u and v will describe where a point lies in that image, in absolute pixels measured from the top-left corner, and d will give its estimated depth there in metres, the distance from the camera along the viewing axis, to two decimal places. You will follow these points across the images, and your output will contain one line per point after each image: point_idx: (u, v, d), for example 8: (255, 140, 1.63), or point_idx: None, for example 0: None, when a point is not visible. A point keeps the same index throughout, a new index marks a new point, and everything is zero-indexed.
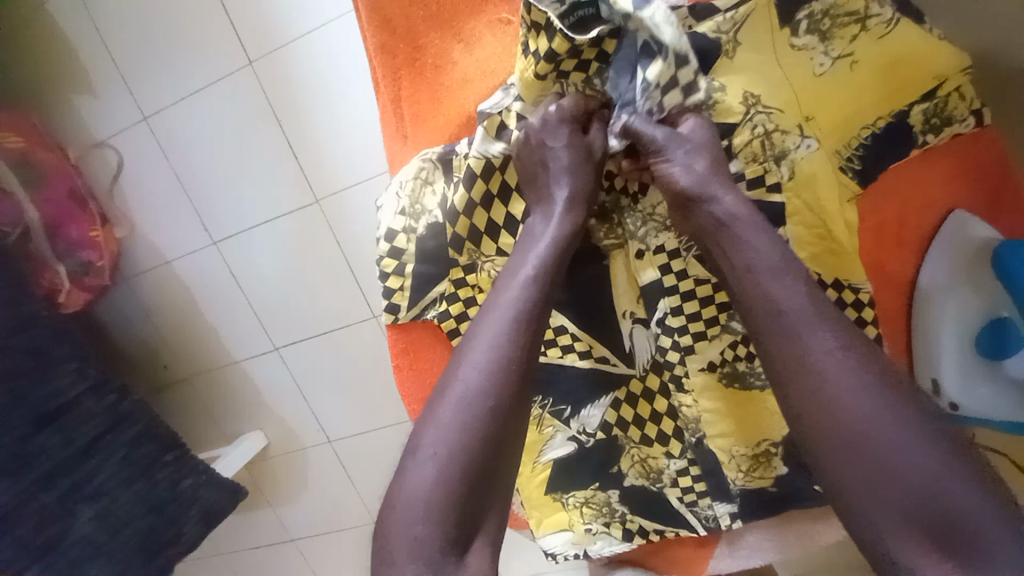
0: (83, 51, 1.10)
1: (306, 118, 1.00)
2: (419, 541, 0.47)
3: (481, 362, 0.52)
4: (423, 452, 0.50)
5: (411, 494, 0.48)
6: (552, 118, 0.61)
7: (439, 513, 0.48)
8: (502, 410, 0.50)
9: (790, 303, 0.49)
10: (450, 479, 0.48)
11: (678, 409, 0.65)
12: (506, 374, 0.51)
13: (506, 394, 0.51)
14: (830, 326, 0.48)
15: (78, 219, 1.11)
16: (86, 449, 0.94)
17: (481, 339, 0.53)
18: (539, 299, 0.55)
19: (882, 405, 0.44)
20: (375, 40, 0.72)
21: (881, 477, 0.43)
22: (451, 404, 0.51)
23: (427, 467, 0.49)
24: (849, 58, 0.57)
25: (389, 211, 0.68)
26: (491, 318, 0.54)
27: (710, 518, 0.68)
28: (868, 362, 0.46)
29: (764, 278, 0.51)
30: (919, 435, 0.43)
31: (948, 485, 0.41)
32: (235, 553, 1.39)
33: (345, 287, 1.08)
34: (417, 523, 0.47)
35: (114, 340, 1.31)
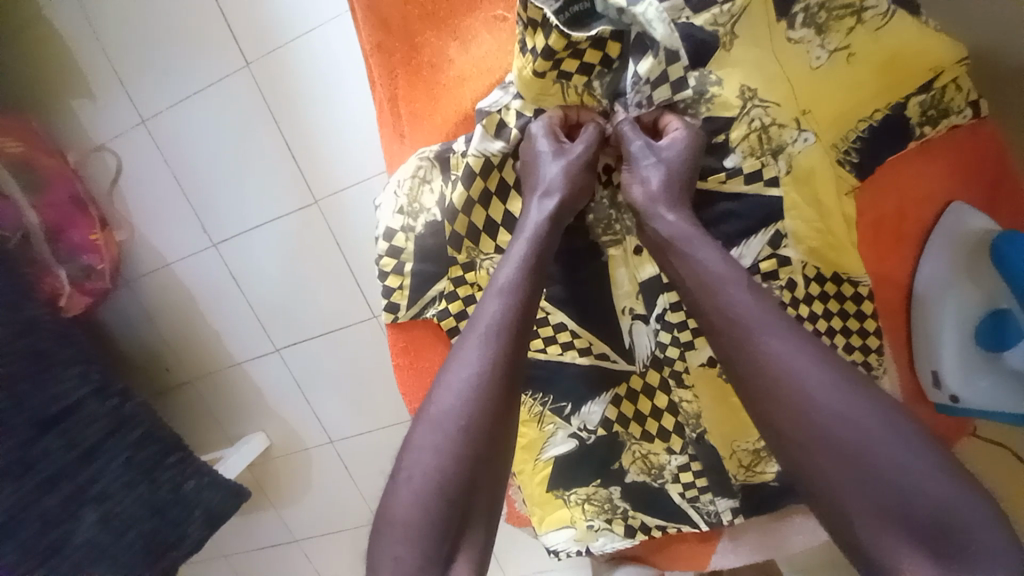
0: (81, 55, 1.11)
1: (303, 118, 1.00)
2: (400, 561, 0.47)
3: (459, 384, 0.52)
4: (401, 475, 0.50)
5: (393, 514, 0.49)
6: (540, 132, 0.62)
7: (418, 534, 0.48)
8: (480, 431, 0.50)
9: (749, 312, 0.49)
10: (427, 501, 0.48)
11: (679, 405, 0.66)
12: (484, 394, 0.51)
13: (484, 415, 0.51)
14: (784, 338, 0.48)
15: (78, 224, 1.11)
16: (89, 452, 0.94)
17: (460, 361, 0.53)
18: (518, 317, 0.55)
19: (844, 419, 0.44)
20: (371, 39, 0.72)
21: (847, 489, 0.43)
22: (428, 427, 0.51)
23: (406, 489, 0.49)
24: (846, 51, 0.57)
25: (387, 210, 0.68)
26: (471, 337, 0.54)
27: (712, 514, 0.68)
28: (825, 374, 0.46)
29: (739, 293, 0.51)
30: (887, 444, 0.42)
31: (917, 493, 0.40)
32: (238, 554, 1.39)
33: (345, 287, 1.08)
34: (398, 544, 0.48)
35: (115, 343, 1.31)
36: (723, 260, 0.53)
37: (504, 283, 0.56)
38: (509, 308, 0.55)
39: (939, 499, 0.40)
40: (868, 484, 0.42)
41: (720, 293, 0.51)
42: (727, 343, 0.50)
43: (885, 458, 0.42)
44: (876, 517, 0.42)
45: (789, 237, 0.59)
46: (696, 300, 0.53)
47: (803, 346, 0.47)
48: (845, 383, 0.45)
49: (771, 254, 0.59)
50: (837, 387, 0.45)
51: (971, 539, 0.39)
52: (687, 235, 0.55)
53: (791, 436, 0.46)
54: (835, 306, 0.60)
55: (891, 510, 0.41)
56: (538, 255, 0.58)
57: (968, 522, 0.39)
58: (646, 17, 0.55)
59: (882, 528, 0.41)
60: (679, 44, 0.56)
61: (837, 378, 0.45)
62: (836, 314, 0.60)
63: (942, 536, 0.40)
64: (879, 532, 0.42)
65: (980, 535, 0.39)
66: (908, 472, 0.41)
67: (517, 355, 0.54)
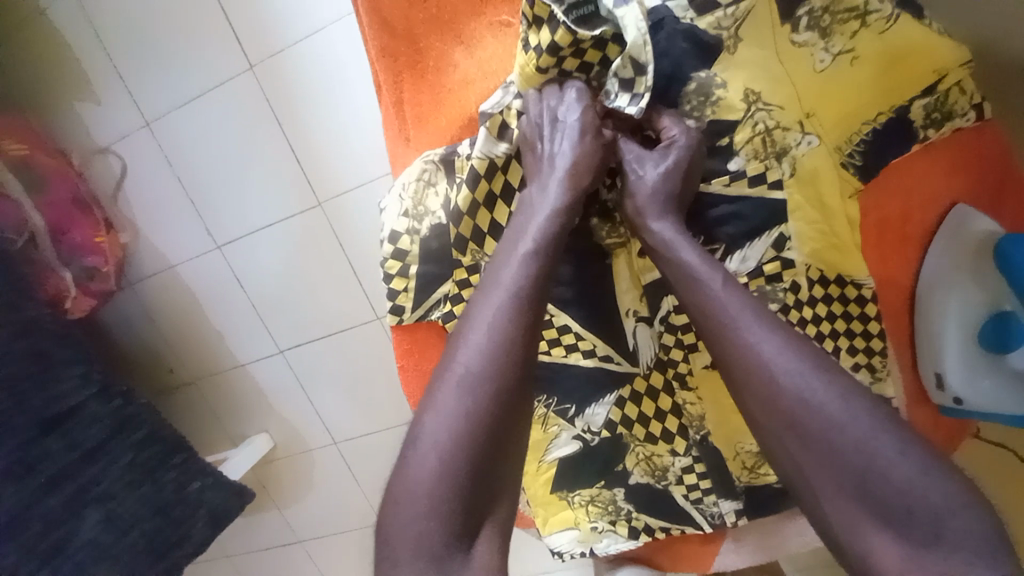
0: (85, 57, 1.11)
1: (308, 121, 1.01)
2: (425, 533, 0.46)
3: (480, 349, 0.51)
4: (415, 440, 0.49)
5: (411, 489, 0.47)
6: (575, 96, 0.61)
7: (442, 506, 0.46)
8: (508, 395, 0.50)
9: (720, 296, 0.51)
10: (449, 473, 0.47)
11: (682, 407, 0.66)
12: (506, 358, 0.50)
13: (504, 384, 0.50)
14: (762, 328, 0.49)
15: (82, 224, 1.11)
16: (91, 453, 0.94)
17: (480, 322, 0.52)
18: (541, 281, 0.55)
19: (811, 405, 0.45)
20: (376, 43, 0.72)
21: (818, 473, 0.44)
22: (454, 390, 0.49)
23: (430, 457, 0.47)
24: (849, 54, 0.57)
25: (392, 213, 0.68)
26: (490, 298, 0.54)
27: (715, 515, 0.68)
28: (793, 359, 0.47)
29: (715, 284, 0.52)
30: (851, 428, 0.43)
31: (883, 477, 0.41)
32: (241, 554, 1.39)
33: (350, 290, 1.08)
34: (419, 515, 0.46)
35: (118, 344, 1.31)
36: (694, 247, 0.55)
37: (527, 247, 0.56)
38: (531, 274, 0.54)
39: (911, 486, 0.41)
40: (840, 468, 0.43)
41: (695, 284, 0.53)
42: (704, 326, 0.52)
43: (853, 442, 0.43)
44: (843, 499, 0.43)
45: (793, 239, 0.59)
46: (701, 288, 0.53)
47: (776, 335, 0.48)
48: (814, 369, 0.46)
49: (775, 256, 0.59)
50: (810, 375, 0.46)
51: (943, 527, 0.39)
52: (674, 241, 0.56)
53: (765, 424, 0.47)
54: (839, 308, 0.60)
55: (862, 495, 0.42)
56: (556, 226, 0.58)
57: (938, 510, 0.40)
58: (622, 20, 0.55)
59: (854, 513, 0.42)
60: (648, 54, 0.55)
61: (807, 364, 0.46)
62: (840, 317, 0.60)
63: (913, 523, 0.40)
64: (851, 515, 0.43)
65: (952, 523, 0.39)
66: (871, 455, 0.42)
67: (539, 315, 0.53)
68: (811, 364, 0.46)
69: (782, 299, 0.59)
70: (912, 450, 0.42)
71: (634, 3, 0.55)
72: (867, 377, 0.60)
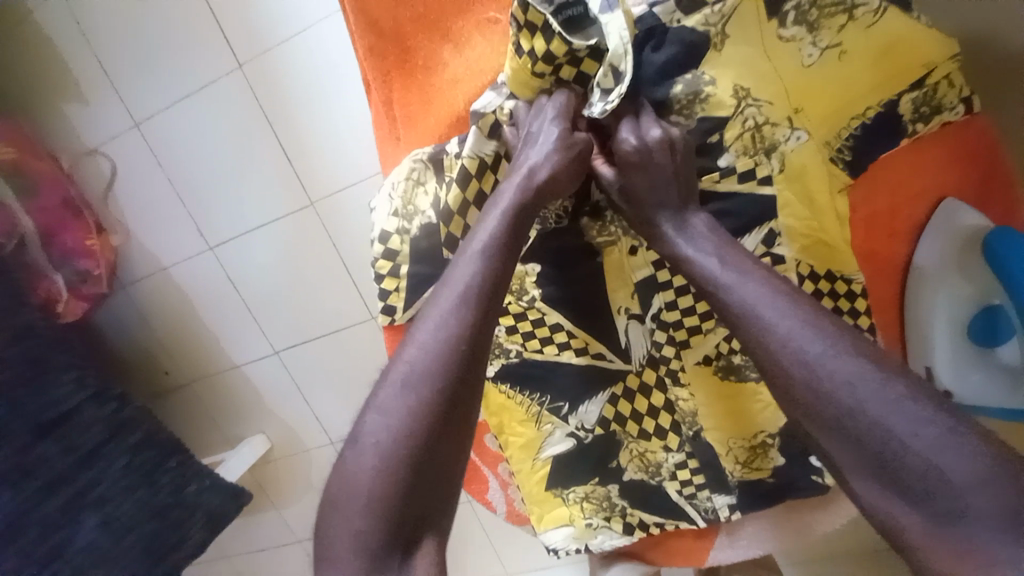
0: (72, 59, 1.10)
1: (300, 121, 1.00)
2: (363, 530, 0.46)
3: (423, 349, 0.51)
4: (356, 439, 0.49)
5: (351, 489, 0.47)
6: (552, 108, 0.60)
7: (379, 506, 0.47)
8: (450, 396, 0.50)
9: (726, 283, 0.52)
10: (391, 472, 0.47)
11: (676, 403, 0.66)
12: (448, 358, 0.50)
13: (442, 384, 0.50)
14: (774, 314, 0.49)
15: (72, 226, 1.10)
16: (88, 456, 0.95)
17: (429, 321, 0.52)
18: (492, 282, 0.54)
19: (825, 397, 0.45)
20: (364, 43, 0.72)
21: (839, 451, 0.45)
22: (397, 388, 0.50)
23: (370, 454, 0.48)
24: (837, 49, 0.57)
25: (382, 213, 0.67)
26: (442, 297, 0.53)
27: (709, 510, 0.68)
28: (811, 339, 0.46)
29: (734, 282, 0.51)
30: (874, 406, 0.42)
31: (899, 457, 0.41)
32: (240, 555, 1.40)
33: (343, 289, 1.08)
34: (357, 512, 0.47)
35: (114, 347, 1.31)
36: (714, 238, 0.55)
37: (479, 246, 0.55)
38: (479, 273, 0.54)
39: (927, 466, 0.40)
40: (856, 448, 0.44)
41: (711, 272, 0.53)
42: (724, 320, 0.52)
43: (867, 423, 0.42)
44: (866, 478, 0.44)
45: (782, 235, 0.59)
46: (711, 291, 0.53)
47: (793, 318, 0.48)
48: (832, 353, 0.45)
49: (765, 252, 0.59)
50: (829, 356, 0.45)
51: (966, 506, 0.39)
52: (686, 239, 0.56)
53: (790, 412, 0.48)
54: (830, 303, 0.59)
55: (879, 475, 0.43)
56: (517, 221, 0.57)
57: (960, 489, 0.39)
58: (606, 29, 0.56)
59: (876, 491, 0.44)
60: (628, 64, 0.55)
61: (825, 344, 0.46)
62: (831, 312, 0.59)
63: (930, 500, 0.40)
64: (876, 495, 0.44)
65: (974, 502, 0.39)
66: (885, 434, 0.42)
67: (489, 315, 0.53)
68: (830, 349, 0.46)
69: None
70: (927, 434, 0.41)
71: (619, 12, 0.55)
72: None
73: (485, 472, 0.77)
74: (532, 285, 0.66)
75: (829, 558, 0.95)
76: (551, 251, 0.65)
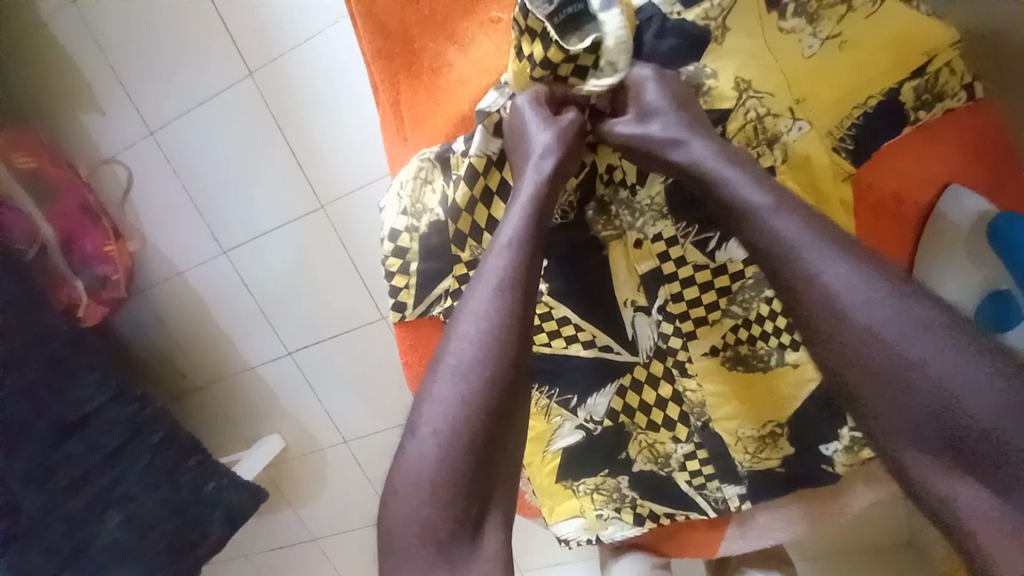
0: (89, 70, 1.13)
1: (308, 124, 1.02)
2: (431, 516, 0.48)
3: (470, 335, 0.52)
4: (413, 431, 0.51)
5: (410, 481, 0.49)
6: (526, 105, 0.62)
7: (444, 493, 0.48)
8: (501, 381, 0.51)
9: (767, 213, 0.50)
10: (451, 461, 0.49)
11: (683, 394, 0.67)
12: (491, 347, 0.52)
13: (493, 369, 0.51)
14: (836, 266, 0.46)
15: (92, 233, 1.14)
16: (111, 455, 0.98)
17: (470, 311, 0.54)
18: (526, 266, 0.55)
19: (906, 356, 0.42)
20: (372, 46, 0.73)
21: (889, 412, 0.43)
22: (447, 379, 0.51)
23: (428, 445, 0.49)
24: (837, 38, 0.58)
25: (392, 212, 0.69)
26: (479, 287, 0.55)
27: (719, 500, 0.69)
28: (864, 287, 0.45)
29: (765, 217, 0.50)
30: (938, 358, 0.41)
31: (962, 417, 0.40)
32: (258, 554, 1.42)
33: (354, 289, 1.10)
34: (422, 500, 0.49)
35: (131, 350, 1.34)
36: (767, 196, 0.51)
37: (511, 233, 0.56)
38: (515, 262, 0.55)
39: (995, 429, 0.39)
40: (912, 406, 0.42)
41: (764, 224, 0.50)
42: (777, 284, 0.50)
43: (929, 378, 0.41)
44: (916, 443, 0.43)
45: None
46: (748, 235, 0.51)
47: (841, 262, 0.46)
48: (896, 299, 0.44)
49: None
50: (881, 305, 0.44)
51: None
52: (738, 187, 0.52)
53: (832, 363, 0.46)
54: None
55: (933, 441, 0.42)
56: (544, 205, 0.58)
57: None
58: (605, 25, 0.59)
59: (930, 462, 0.42)
60: (623, 61, 0.60)
61: (880, 293, 0.44)
62: None
63: (998, 468, 0.39)
64: (927, 462, 0.43)
65: None
66: (952, 392, 0.40)
67: (528, 305, 0.54)
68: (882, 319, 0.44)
69: None
70: (997, 385, 0.39)
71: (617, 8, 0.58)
72: None
73: None
74: (540, 279, 0.67)
75: (842, 552, 0.96)
76: (558, 244, 0.66)
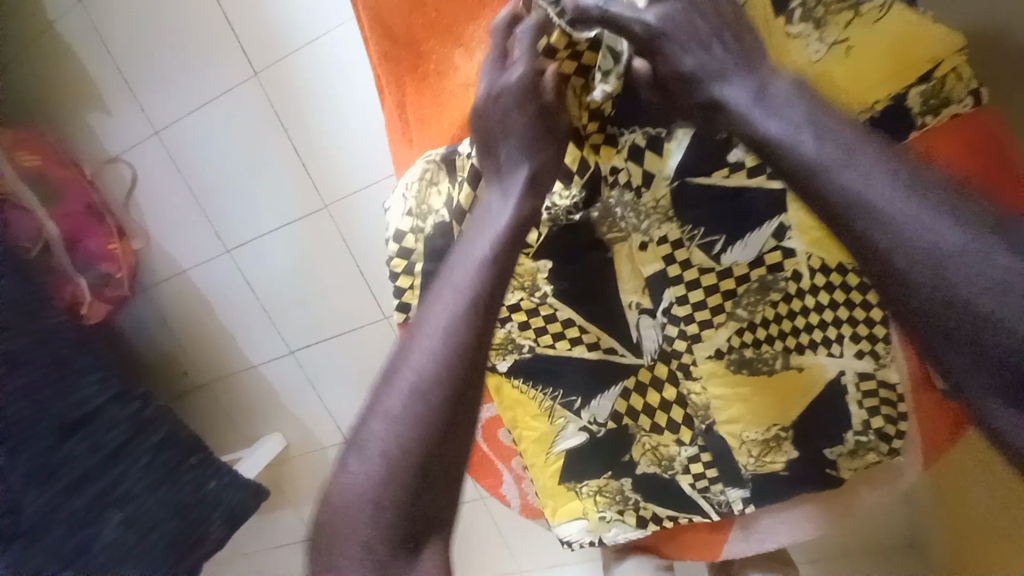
0: (95, 70, 1.14)
1: (313, 125, 1.02)
2: (368, 534, 0.48)
3: (428, 347, 0.51)
4: (359, 446, 0.50)
5: (350, 496, 0.49)
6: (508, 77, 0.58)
7: (383, 513, 0.48)
8: (453, 403, 0.50)
9: (838, 165, 0.41)
10: (393, 481, 0.48)
11: (688, 397, 0.67)
12: (444, 377, 0.50)
13: (446, 389, 0.50)
14: (933, 224, 0.39)
15: (96, 233, 1.14)
16: (113, 454, 0.98)
17: (429, 323, 0.52)
18: (490, 283, 0.53)
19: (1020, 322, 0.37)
20: (378, 49, 0.74)
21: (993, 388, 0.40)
22: (398, 396, 0.50)
23: (373, 463, 0.49)
24: (844, 44, 0.58)
25: (397, 213, 0.69)
26: (441, 299, 0.53)
27: (722, 503, 0.69)
28: (967, 243, 0.38)
29: (837, 173, 0.41)
30: None
31: None
32: (258, 552, 1.42)
33: (357, 289, 1.10)
34: (362, 521, 0.48)
35: (134, 349, 1.35)
36: (844, 127, 0.43)
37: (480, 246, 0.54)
38: (471, 286, 0.53)
39: None
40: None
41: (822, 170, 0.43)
42: (832, 232, 0.43)
43: None
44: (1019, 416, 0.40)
45: (793, 229, 0.60)
46: (814, 197, 0.43)
47: (939, 217, 0.39)
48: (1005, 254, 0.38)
49: (775, 246, 0.61)
50: (992, 262, 0.38)
51: None
52: (784, 127, 0.44)
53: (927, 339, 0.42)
54: (837, 296, 0.61)
55: None
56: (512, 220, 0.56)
57: None
58: None
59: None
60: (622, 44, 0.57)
61: (986, 247, 0.38)
62: (840, 305, 0.61)
63: None
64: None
65: None
66: None
67: (487, 323, 0.52)
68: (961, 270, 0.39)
69: (783, 289, 0.62)
70: None
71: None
72: (870, 363, 0.62)
73: (499, 466, 0.79)
74: (546, 281, 0.66)
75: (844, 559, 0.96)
76: (564, 246, 0.66)
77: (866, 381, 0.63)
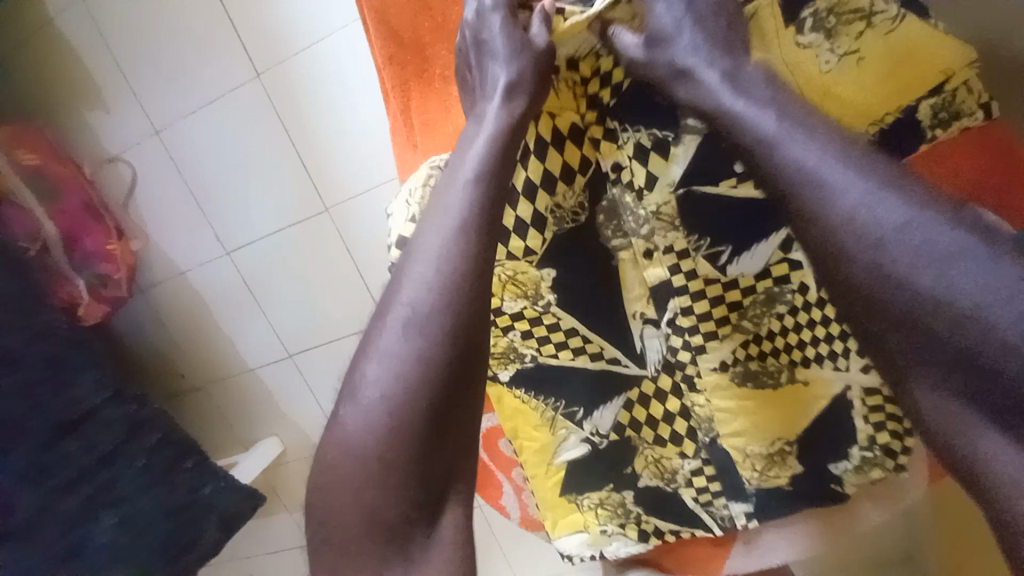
0: (97, 69, 1.13)
1: (316, 128, 1.02)
2: (364, 483, 0.47)
3: (421, 279, 0.50)
4: (353, 396, 0.49)
5: (344, 448, 0.48)
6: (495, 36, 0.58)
7: (378, 463, 0.47)
8: (451, 335, 0.48)
9: (781, 138, 0.47)
10: (388, 425, 0.47)
11: (691, 409, 0.66)
12: (439, 314, 0.49)
13: (442, 320, 0.49)
14: (860, 189, 0.43)
15: (94, 230, 1.13)
16: (107, 456, 0.97)
17: (418, 261, 0.51)
18: (485, 216, 0.52)
19: (933, 286, 0.40)
20: (383, 52, 0.73)
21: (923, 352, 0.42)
22: (389, 335, 0.49)
23: (364, 411, 0.48)
24: (855, 55, 0.57)
25: (399, 218, 0.68)
26: (432, 234, 0.52)
27: (725, 518, 0.68)
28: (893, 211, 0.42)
29: (782, 141, 0.47)
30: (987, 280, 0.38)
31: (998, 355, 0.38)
32: (252, 558, 1.40)
33: (356, 293, 1.09)
34: (362, 471, 0.47)
35: (131, 350, 1.33)
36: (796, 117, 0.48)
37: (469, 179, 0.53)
38: (467, 235, 0.51)
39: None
40: (943, 346, 0.41)
41: (774, 154, 0.47)
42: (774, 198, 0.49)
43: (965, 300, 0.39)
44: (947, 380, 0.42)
45: None
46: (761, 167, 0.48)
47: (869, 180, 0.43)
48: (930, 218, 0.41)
49: (782, 258, 0.59)
50: (928, 225, 0.40)
51: None
52: (748, 110, 0.49)
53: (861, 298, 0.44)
54: None
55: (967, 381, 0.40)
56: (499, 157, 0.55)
57: None
58: None
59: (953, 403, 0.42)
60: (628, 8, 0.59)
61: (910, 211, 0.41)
62: None
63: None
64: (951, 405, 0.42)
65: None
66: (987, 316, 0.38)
67: (484, 255, 0.51)
68: (900, 242, 0.41)
69: (790, 302, 0.61)
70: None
71: None
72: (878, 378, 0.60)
73: (499, 477, 0.77)
74: (549, 289, 0.64)
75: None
76: (567, 253, 0.64)
77: (872, 396, 0.61)
